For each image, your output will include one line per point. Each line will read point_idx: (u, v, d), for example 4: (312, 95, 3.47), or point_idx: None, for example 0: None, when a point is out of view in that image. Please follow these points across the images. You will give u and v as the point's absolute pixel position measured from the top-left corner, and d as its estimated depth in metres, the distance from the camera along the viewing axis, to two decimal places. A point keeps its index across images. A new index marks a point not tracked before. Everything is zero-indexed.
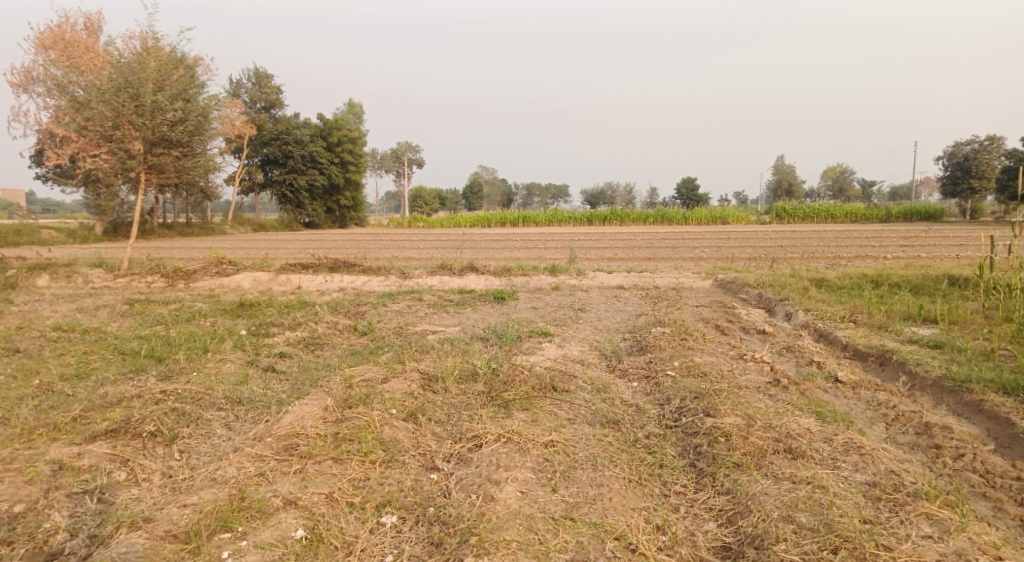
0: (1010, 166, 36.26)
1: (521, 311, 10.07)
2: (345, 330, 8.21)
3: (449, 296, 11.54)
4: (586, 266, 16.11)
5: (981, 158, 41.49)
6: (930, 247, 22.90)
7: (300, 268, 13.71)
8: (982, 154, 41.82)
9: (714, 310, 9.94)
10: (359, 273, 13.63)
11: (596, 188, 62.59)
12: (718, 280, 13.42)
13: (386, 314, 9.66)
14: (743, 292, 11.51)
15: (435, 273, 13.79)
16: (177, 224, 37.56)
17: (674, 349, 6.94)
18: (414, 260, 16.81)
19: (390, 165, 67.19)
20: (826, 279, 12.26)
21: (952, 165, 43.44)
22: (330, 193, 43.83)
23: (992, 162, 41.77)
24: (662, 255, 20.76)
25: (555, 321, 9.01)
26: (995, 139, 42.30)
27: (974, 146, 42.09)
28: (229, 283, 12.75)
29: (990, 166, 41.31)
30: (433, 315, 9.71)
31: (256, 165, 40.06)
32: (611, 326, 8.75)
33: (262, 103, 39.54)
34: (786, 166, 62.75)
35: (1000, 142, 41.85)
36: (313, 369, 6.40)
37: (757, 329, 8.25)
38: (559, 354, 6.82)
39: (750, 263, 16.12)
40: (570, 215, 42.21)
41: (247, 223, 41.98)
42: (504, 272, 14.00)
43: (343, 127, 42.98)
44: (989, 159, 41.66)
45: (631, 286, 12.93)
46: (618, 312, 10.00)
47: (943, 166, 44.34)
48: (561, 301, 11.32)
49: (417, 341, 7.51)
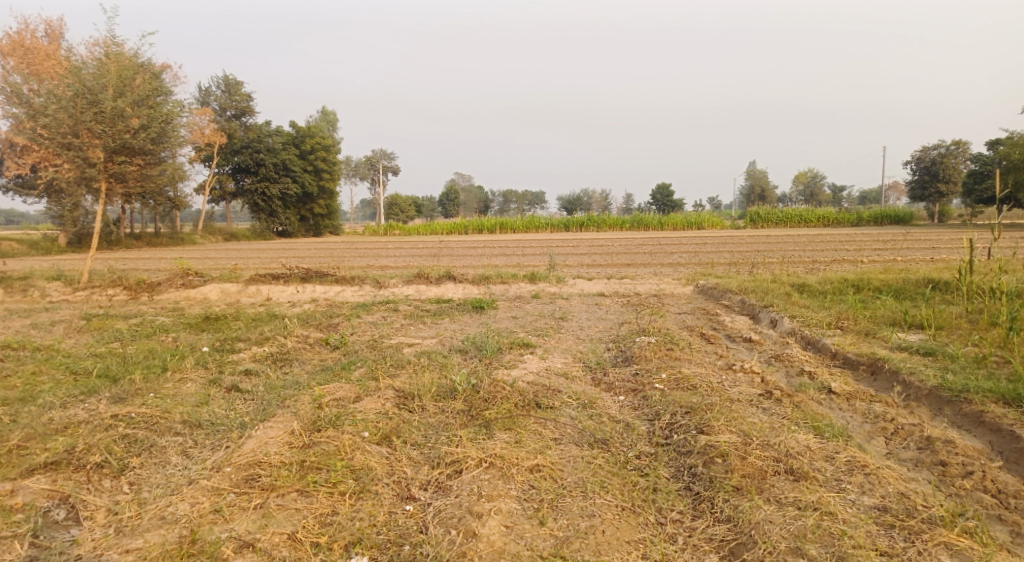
0: (976, 170, 37.00)
1: (500, 321, 9.77)
2: (316, 344, 7.82)
3: (425, 306, 11.19)
4: (565, 273, 15.86)
5: (948, 163, 42.34)
6: (904, 250, 23.14)
7: (270, 278, 13.24)
8: (948, 158, 42.67)
9: (698, 317, 9.74)
10: (333, 282, 13.20)
11: (573, 194, 62.64)
12: (699, 286, 13.27)
13: (360, 326, 9.28)
14: (726, 299, 11.35)
15: (412, 282, 13.42)
16: (145, 234, 36.58)
17: (661, 360, 6.69)
18: (390, 268, 16.42)
19: (366, 172, 66.49)
20: (807, 284, 12.17)
21: (920, 170, 44.33)
22: (304, 201, 43.13)
23: (958, 167, 42.64)
24: (641, 261, 20.61)
25: (536, 331, 8.72)
26: (961, 144, 43.20)
27: (941, 151, 43.05)
28: (196, 295, 12.24)
29: (957, 170, 42.23)
30: (409, 327, 9.36)
31: (227, 173, 39.26)
32: (594, 336, 8.49)
33: (233, 110, 38.78)
34: (760, 172, 63.52)
35: (965, 146, 42.75)
36: (281, 388, 6.01)
37: (743, 336, 8.06)
38: (542, 367, 6.53)
39: (730, 268, 16.02)
40: (548, 222, 42.08)
41: (219, 232, 41.07)
42: (482, 280, 13.70)
43: (317, 134, 42.39)
44: (956, 163, 42.53)
45: (612, 293, 12.71)
46: (600, 320, 9.75)
47: (911, 171, 45.14)
48: (542, 310, 11.05)
49: (393, 355, 7.16)
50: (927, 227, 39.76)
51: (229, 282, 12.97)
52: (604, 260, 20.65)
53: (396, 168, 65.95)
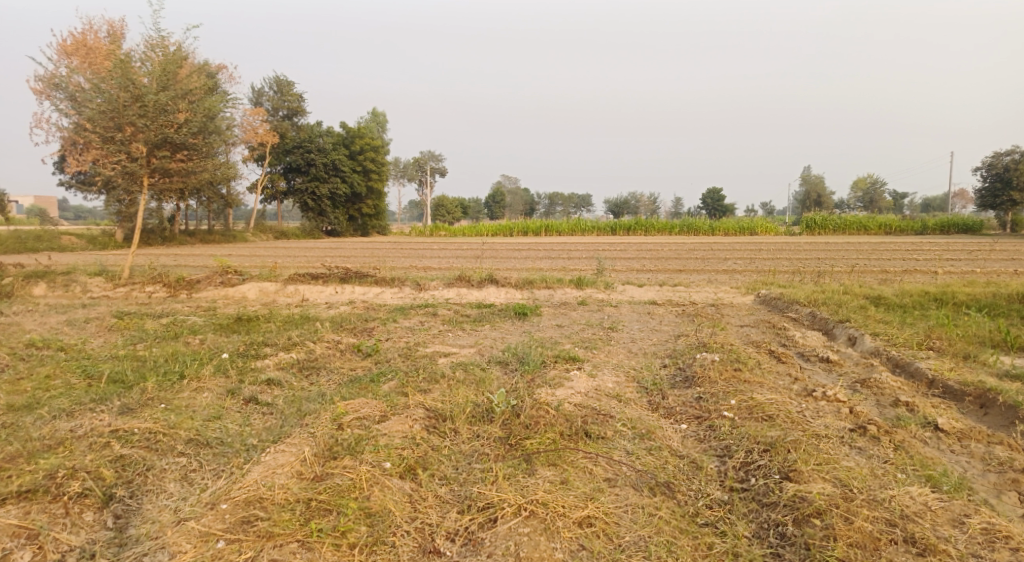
0: None
1: (545, 330, 9.07)
2: (347, 351, 7.28)
3: (466, 311, 10.59)
4: (614, 278, 15.07)
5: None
6: (981, 261, 21.37)
7: (309, 278, 12.86)
8: None
9: (763, 332, 8.81)
10: (372, 284, 12.73)
11: (620, 197, 61.40)
12: (761, 296, 12.27)
13: (397, 332, 8.73)
14: (793, 311, 10.36)
15: (453, 285, 12.85)
16: (199, 232, 37.32)
17: (728, 382, 5.88)
18: (432, 270, 15.93)
19: (413, 173, 66.70)
20: (883, 297, 11.06)
21: (992, 176, 41.57)
22: (352, 201, 43.34)
23: None
24: (693, 267, 19.61)
25: (584, 342, 7.99)
26: None
27: (1015, 156, 40.31)
28: (233, 294, 11.96)
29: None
30: (447, 334, 8.75)
31: (278, 172, 39.79)
32: (648, 350, 7.70)
33: (285, 110, 39.25)
34: (815, 177, 60.98)
35: None
36: (302, 401, 5.46)
37: (820, 356, 7.14)
38: (591, 386, 5.79)
39: (793, 277, 14.92)
40: (594, 225, 41.15)
41: (269, 231, 41.65)
42: (526, 284, 13.03)
43: (365, 135, 42.61)
44: None
45: (665, 301, 11.85)
46: (654, 332, 8.94)
47: (982, 177, 42.48)
48: (589, 318, 10.30)
49: (427, 365, 6.55)
50: (999, 237, 37.21)
51: (268, 281, 12.67)
52: (654, 265, 19.69)
53: (444, 169, 65.95)
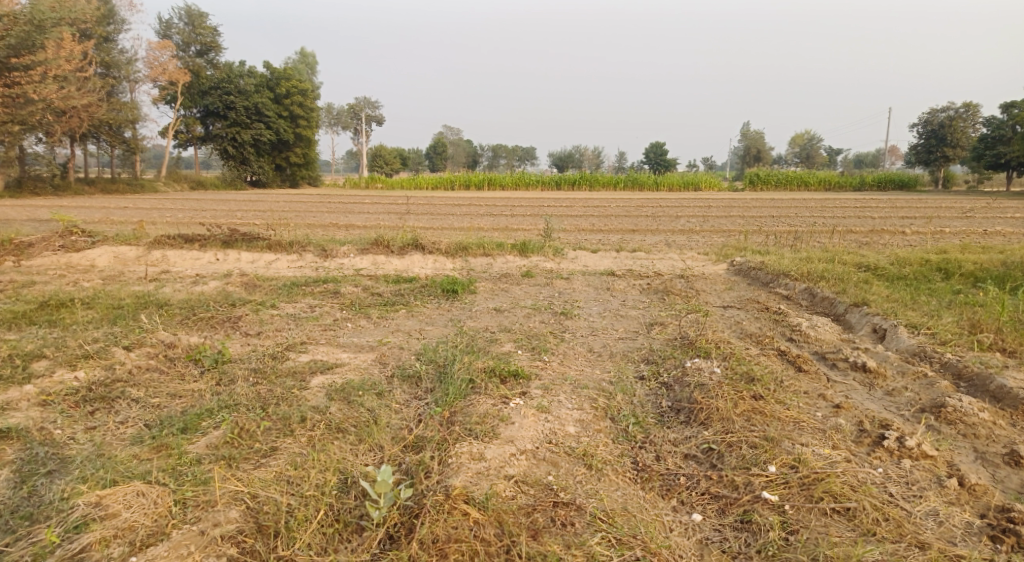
0: (988, 135, 34.23)
1: (478, 318, 6.84)
2: (176, 361, 4.87)
3: (378, 288, 8.23)
4: (563, 241, 12.89)
5: (957, 126, 39.35)
6: (938, 220, 20.23)
7: (181, 241, 10.14)
8: (958, 121, 39.62)
9: (757, 319, 6.85)
10: (264, 250, 10.14)
11: (565, 150, 59.03)
12: (736, 265, 10.34)
13: (274, 325, 6.32)
14: (785, 287, 8.45)
15: (367, 251, 10.40)
16: (98, 180, 32.91)
17: (752, 421, 3.84)
18: (350, 231, 13.37)
19: (347, 120, 62.31)
20: (878, 265, 9.32)
21: (926, 134, 41.20)
22: (278, 148, 39.12)
23: (967, 130, 39.64)
24: (648, 226, 17.62)
25: (530, 341, 5.81)
26: (971, 105, 40.10)
27: (949, 113, 39.97)
28: (78, 262, 9.19)
29: (965, 134, 39.25)
30: (345, 328, 6.40)
31: (195, 115, 35.59)
32: (616, 355, 5.59)
33: (197, 46, 34.88)
34: (755, 132, 60.33)
35: (975, 108, 39.69)
36: (36, 482, 3.09)
37: (849, 361, 5.21)
38: (543, 433, 3.65)
39: (768, 241, 13.11)
40: (538, 179, 38.71)
41: (183, 181, 37.35)
42: (457, 250, 10.68)
43: (293, 77, 38.48)
44: (965, 127, 39.53)
45: (625, 273, 9.77)
46: (621, 320, 6.87)
47: (918, 134, 41.97)
48: (536, 297, 8.17)
49: (291, 391, 4.22)
50: (935, 194, 37.05)
51: (126, 245, 9.91)
52: (606, 224, 17.62)
53: (382, 117, 61.86)
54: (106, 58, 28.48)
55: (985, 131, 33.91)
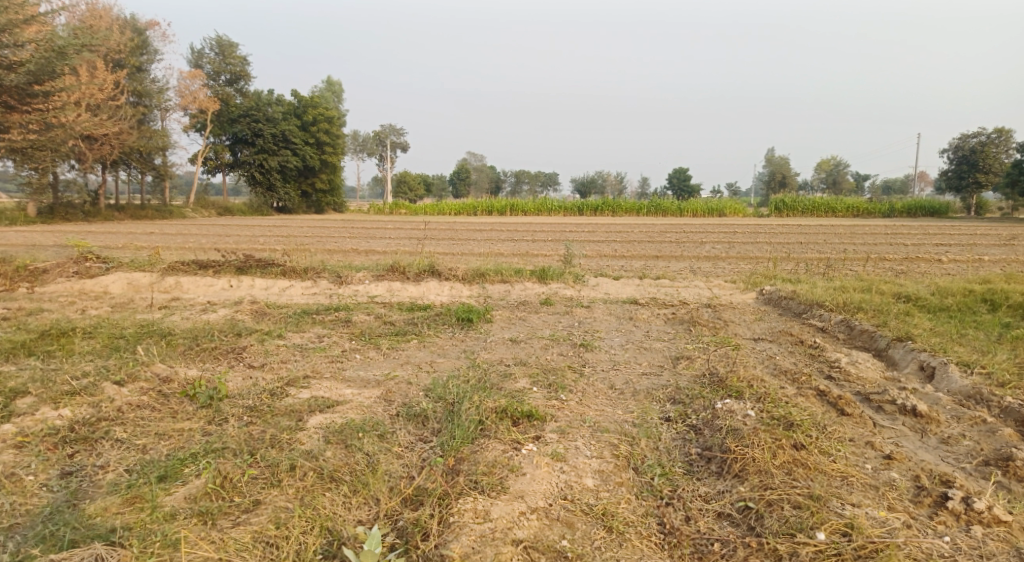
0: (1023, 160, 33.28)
1: (493, 350, 6.50)
2: (169, 397, 4.60)
3: (391, 317, 7.95)
4: (585, 268, 12.54)
5: (989, 152, 38.44)
6: (974, 247, 19.51)
7: (195, 267, 10.01)
8: (990, 147, 38.72)
9: (791, 354, 6.39)
10: (277, 276, 9.95)
11: (587, 176, 58.92)
12: (765, 294, 9.86)
13: (279, 356, 6.05)
14: (820, 318, 7.97)
15: (383, 278, 10.16)
16: (128, 206, 33.48)
17: (794, 475, 3.43)
18: (367, 257, 13.17)
19: (373, 148, 63.13)
20: (917, 294, 8.80)
21: (957, 159, 40.26)
22: (304, 175, 39.56)
23: (1000, 156, 38.75)
24: (672, 253, 17.19)
25: (546, 376, 5.44)
26: (1003, 130, 39.21)
27: (981, 139, 39.08)
28: (91, 289, 9.08)
29: (998, 160, 38.38)
30: (353, 359, 6.10)
31: (224, 143, 36.24)
32: (639, 394, 5.18)
33: (227, 75, 35.62)
34: (780, 157, 59.66)
35: (1008, 133, 38.82)
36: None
37: (897, 403, 4.74)
38: (557, 487, 3.31)
39: (797, 268, 12.63)
40: (560, 204, 38.51)
41: (211, 206, 37.84)
42: (474, 276, 10.38)
43: (319, 105, 39.06)
44: (997, 153, 38.62)
45: (649, 302, 9.37)
46: (644, 353, 6.46)
47: (948, 160, 41.03)
48: (554, 327, 7.81)
49: (286, 433, 3.90)
50: (968, 220, 36.08)
51: (140, 271, 9.79)
52: (628, 250, 17.25)
53: (406, 144, 62.53)
54: (138, 87, 29.10)
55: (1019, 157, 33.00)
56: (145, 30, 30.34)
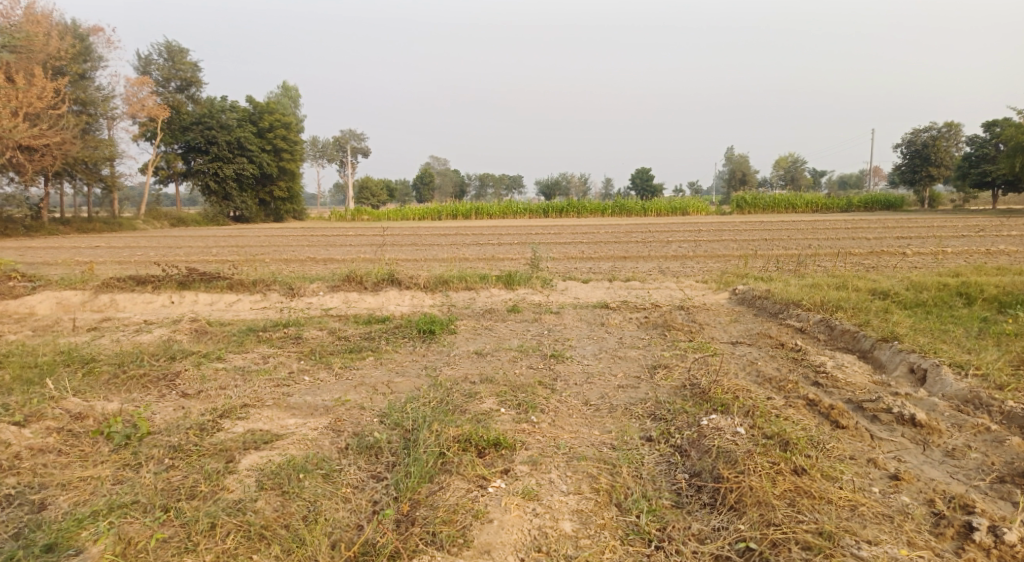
0: (971, 153, 34.08)
1: (457, 365, 5.99)
2: (79, 435, 3.99)
3: (346, 331, 7.36)
4: (552, 272, 12.11)
5: (940, 145, 39.40)
6: (935, 239, 19.73)
7: (133, 283, 9.26)
8: (940, 141, 39.73)
9: (773, 358, 6.04)
10: (224, 290, 9.27)
11: (551, 178, 58.73)
12: (738, 294, 9.56)
13: (217, 381, 5.45)
14: (798, 318, 7.67)
15: (339, 288, 9.55)
16: (74, 219, 31.90)
17: (797, 509, 3.06)
18: (324, 267, 12.50)
19: (333, 153, 61.90)
20: (892, 290, 8.57)
21: (910, 154, 41.18)
22: (262, 182, 38.35)
23: (950, 150, 39.75)
24: (640, 253, 16.89)
25: (514, 394, 4.95)
26: (953, 125, 40.25)
27: (932, 133, 40.04)
28: (14, 310, 8.29)
29: (949, 153, 39.39)
30: (300, 382, 5.52)
31: (176, 152, 34.90)
32: (616, 410, 4.74)
33: (177, 82, 34.33)
34: (740, 156, 60.42)
35: (957, 128, 39.88)
36: None
37: (893, 412, 4.41)
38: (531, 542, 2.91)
39: (768, 266, 12.41)
40: (525, 207, 38.13)
41: (164, 217, 36.36)
42: (437, 284, 9.83)
43: (276, 111, 37.96)
44: (948, 147, 39.63)
45: (620, 305, 8.97)
46: (618, 364, 6.04)
47: (901, 154, 41.94)
48: (522, 337, 7.35)
49: (210, 480, 3.36)
50: (922, 213, 36.87)
51: (71, 289, 9.02)
52: (596, 252, 16.90)
53: (368, 149, 61.49)
54: (82, 95, 27.69)
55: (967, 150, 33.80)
56: (87, 35, 28.97)
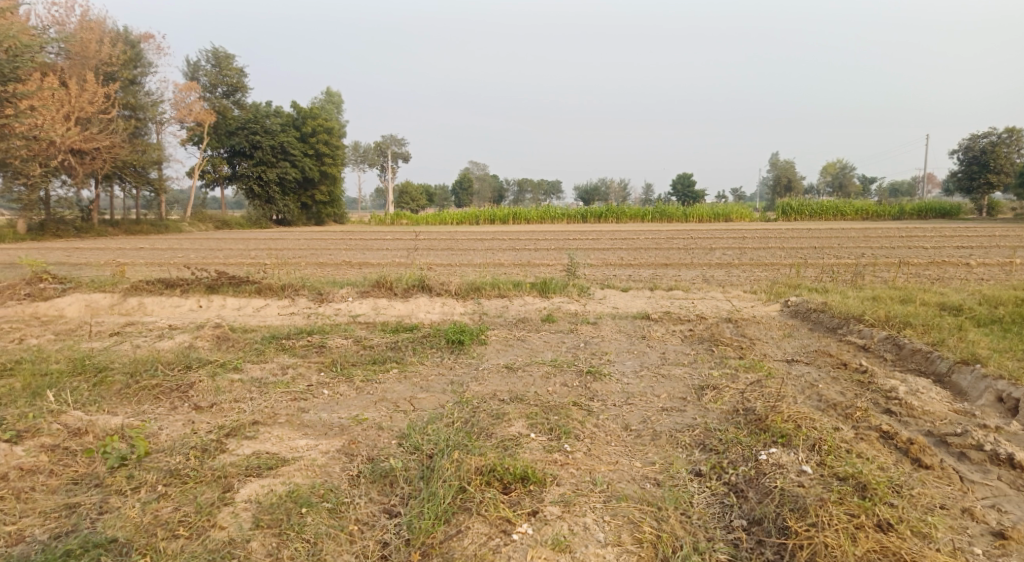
0: None
1: (485, 381, 5.57)
2: (74, 454, 3.71)
3: (372, 340, 7.02)
4: (590, 279, 11.62)
5: (1000, 152, 37.43)
6: (999, 251, 18.52)
7: (162, 286, 9.13)
8: (1000, 147, 37.75)
9: (834, 380, 5.44)
10: (252, 295, 9.06)
11: (590, 183, 58.05)
12: (791, 307, 8.89)
13: (232, 394, 5.15)
14: (859, 336, 7.01)
15: (368, 294, 9.25)
16: (123, 221, 32.70)
17: None
18: (356, 272, 12.26)
19: (374, 158, 62.42)
20: (962, 304, 7.83)
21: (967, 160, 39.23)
22: (304, 186, 38.75)
23: (1011, 156, 37.70)
24: (682, 261, 16.24)
25: (545, 416, 4.50)
26: (1014, 130, 38.22)
27: (991, 139, 38.06)
28: (45, 312, 8.23)
29: (1009, 159, 37.37)
30: (319, 396, 5.17)
31: (222, 156, 35.58)
32: (660, 438, 4.26)
33: (223, 87, 34.98)
34: (785, 161, 58.68)
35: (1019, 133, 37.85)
36: None
37: (985, 449, 3.81)
38: None
39: (821, 276, 11.64)
40: (563, 212, 37.66)
41: (209, 220, 37.04)
42: (468, 291, 9.46)
43: (319, 116, 38.33)
44: (1008, 153, 37.61)
45: (662, 317, 8.43)
46: (661, 384, 5.52)
47: (957, 160, 39.97)
48: (556, 350, 6.88)
49: (205, 518, 3.02)
50: (980, 222, 35.00)
51: (101, 292, 8.93)
52: (635, 258, 16.33)
53: (408, 154, 61.88)
54: (133, 100, 28.28)
55: None
56: (139, 42, 29.67)
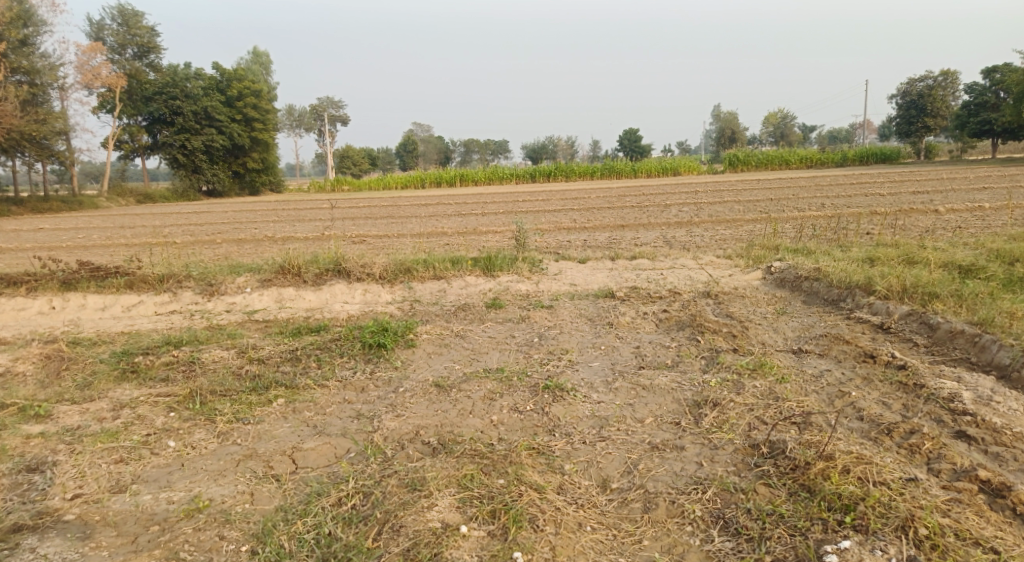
0: (969, 102, 31.78)
1: (404, 413, 4.02)
2: None
3: (262, 350, 5.33)
4: (541, 249, 10.08)
5: (937, 95, 37.33)
6: (954, 195, 17.92)
7: (2, 285, 7.16)
8: (937, 90, 37.65)
9: (874, 387, 4.13)
10: (119, 290, 7.19)
11: (538, 141, 56.16)
12: (776, 275, 7.56)
13: (20, 459, 3.43)
14: (871, 311, 5.72)
15: (271, 284, 7.50)
16: (28, 198, 29.16)
17: None
18: (267, 253, 10.39)
19: (310, 123, 58.75)
20: (974, 262, 6.67)
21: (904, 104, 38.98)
22: (234, 153, 35.34)
23: (947, 100, 37.66)
24: (639, 220, 14.87)
25: (485, 484, 3.03)
26: (950, 73, 38.16)
27: (929, 82, 37.82)
28: None
29: (946, 102, 37.34)
30: (159, 454, 3.51)
31: (140, 124, 32.30)
32: (658, 513, 2.86)
33: (133, 48, 31.54)
34: (728, 112, 57.92)
35: (954, 76, 37.80)
36: None
37: None
38: None
39: (797, 234, 10.43)
40: (511, 172, 35.87)
41: (128, 194, 33.67)
42: (396, 273, 7.82)
43: (246, 77, 34.99)
44: (945, 96, 37.56)
45: (629, 294, 7.00)
46: (645, 403, 4.07)
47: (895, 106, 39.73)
48: (502, 350, 5.36)
49: None
50: (920, 166, 34.98)
51: None
52: (589, 220, 14.87)
53: (346, 117, 58.53)
54: (25, 63, 24.57)
55: (965, 98, 31.54)
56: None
